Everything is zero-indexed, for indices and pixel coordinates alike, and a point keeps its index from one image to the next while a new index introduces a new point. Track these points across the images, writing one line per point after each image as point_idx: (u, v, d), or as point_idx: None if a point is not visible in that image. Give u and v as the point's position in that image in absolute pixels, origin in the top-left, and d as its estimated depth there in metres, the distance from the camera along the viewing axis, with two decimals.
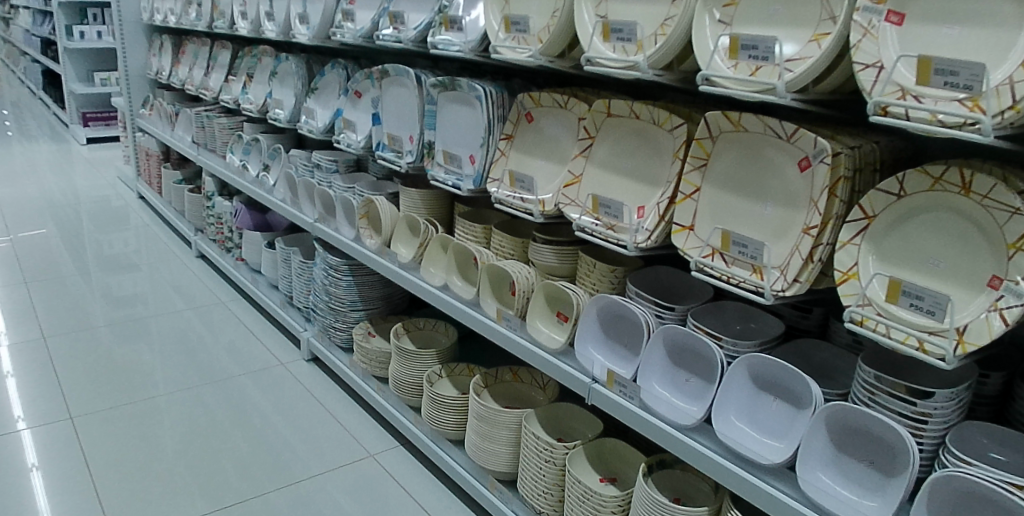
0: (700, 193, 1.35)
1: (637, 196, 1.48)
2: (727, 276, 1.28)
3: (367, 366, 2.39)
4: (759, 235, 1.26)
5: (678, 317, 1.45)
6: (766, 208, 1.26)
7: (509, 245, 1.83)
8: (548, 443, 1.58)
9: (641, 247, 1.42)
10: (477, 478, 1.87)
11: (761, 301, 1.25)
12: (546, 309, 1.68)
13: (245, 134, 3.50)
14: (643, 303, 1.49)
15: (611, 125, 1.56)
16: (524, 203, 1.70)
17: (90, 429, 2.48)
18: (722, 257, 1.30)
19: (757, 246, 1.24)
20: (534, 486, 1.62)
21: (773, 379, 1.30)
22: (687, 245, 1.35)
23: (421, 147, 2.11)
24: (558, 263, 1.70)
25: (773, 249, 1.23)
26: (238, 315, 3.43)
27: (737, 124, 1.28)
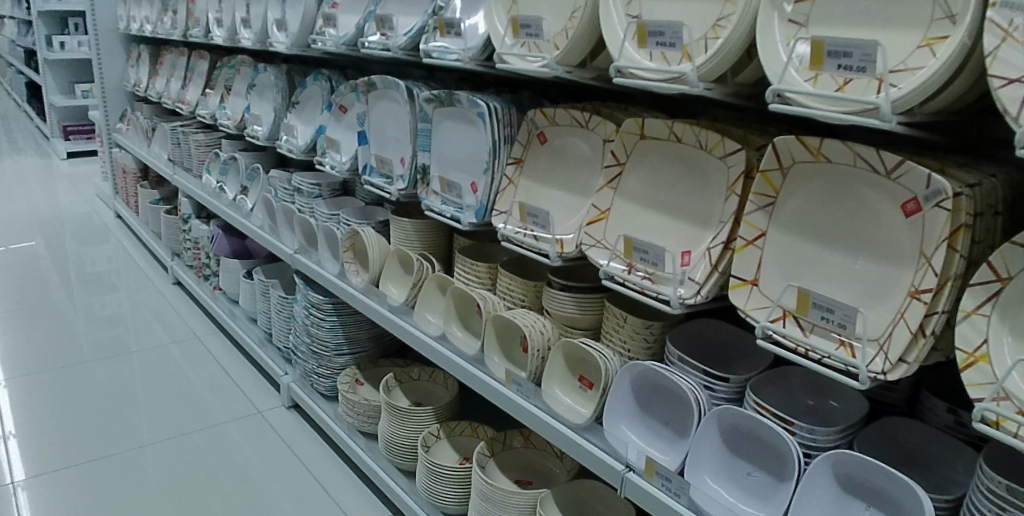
0: (765, 238, 1.05)
1: (681, 238, 1.20)
2: (803, 350, 0.98)
3: (353, 421, 2.16)
4: (846, 296, 0.96)
5: (734, 390, 1.16)
6: (857, 261, 0.96)
7: (519, 289, 1.56)
8: None
9: (687, 304, 1.14)
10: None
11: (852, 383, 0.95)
12: (567, 372, 1.40)
13: (223, 152, 3.30)
14: (688, 372, 1.20)
15: (646, 149, 1.27)
16: (539, 242, 1.41)
17: (75, 487, 2.19)
18: (796, 324, 1.00)
19: (847, 312, 0.94)
20: None
21: (867, 482, 1.00)
22: (749, 305, 1.05)
23: (414, 171, 1.82)
24: (579, 315, 1.42)
25: (868, 316, 0.93)
26: (214, 352, 3.14)
27: (816, 153, 0.97)
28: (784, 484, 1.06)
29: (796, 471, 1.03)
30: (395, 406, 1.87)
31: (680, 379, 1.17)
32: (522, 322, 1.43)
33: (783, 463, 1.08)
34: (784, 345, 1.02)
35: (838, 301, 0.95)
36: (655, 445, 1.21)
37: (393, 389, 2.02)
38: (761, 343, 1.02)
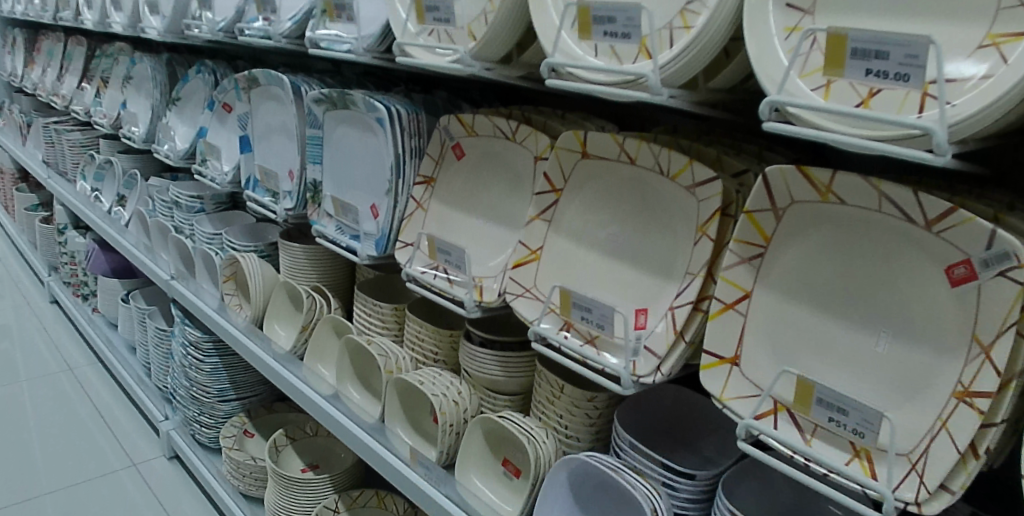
0: (750, 302, 0.74)
1: (635, 292, 0.91)
2: (802, 460, 0.68)
3: (238, 484, 1.78)
4: (866, 391, 0.66)
5: (701, 489, 0.86)
6: (880, 345, 0.66)
7: (430, 340, 1.25)
8: None
9: (643, 384, 0.86)
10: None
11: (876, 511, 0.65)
12: (489, 453, 1.09)
13: (100, 154, 2.85)
14: (644, 467, 0.89)
15: (590, 172, 0.97)
16: (452, 287, 1.10)
17: None
18: (791, 423, 0.70)
19: (868, 419, 0.63)
20: None
21: None
22: (727, 391, 0.75)
23: (304, 187, 1.49)
24: (506, 378, 1.12)
25: (898, 424, 0.63)
26: (86, 388, 2.68)
27: (824, 192, 0.67)
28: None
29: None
30: (283, 475, 1.51)
31: (633, 479, 0.85)
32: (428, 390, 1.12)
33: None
34: (775, 451, 0.71)
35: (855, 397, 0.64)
36: None
37: (283, 449, 1.66)
38: (742, 447, 0.71)
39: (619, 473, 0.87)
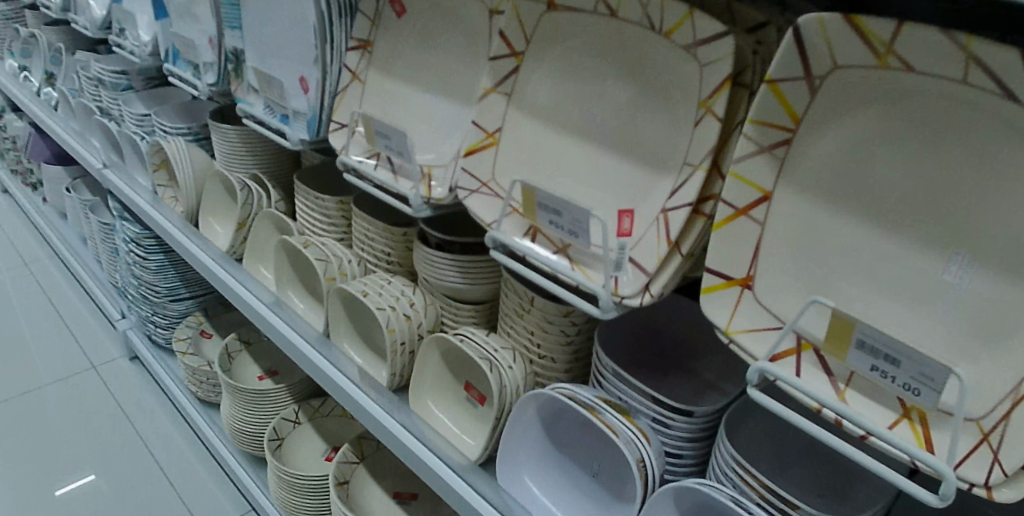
0: (769, 206, 0.54)
1: (616, 188, 0.71)
2: (832, 416, 0.51)
3: (197, 390, 1.67)
4: (924, 332, 0.48)
5: (697, 427, 0.70)
6: (950, 272, 0.47)
7: (378, 241, 1.05)
8: None
9: (625, 305, 0.66)
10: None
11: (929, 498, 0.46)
12: (449, 375, 0.92)
13: (23, 27, 2.51)
14: (630, 400, 0.73)
15: (559, 28, 0.73)
16: (395, 181, 0.89)
17: None
18: (818, 367, 0.53)
19: (931, 374, 0.45)
20: None
21: None
22: (733, 321, 0.56)
23: (225, 58, 1.24)
24: (468, 286, 0.92)
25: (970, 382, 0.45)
26: (43, 285, 2.52)
27: (884, 52, 0.45)
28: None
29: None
30: (238, 387, 1.37)
31: (615, 419, 0.68)
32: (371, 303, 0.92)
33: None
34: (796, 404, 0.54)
35: (913, 342, 0.46)
36: None
37: (237, 356, 1.53)
38: (753, 398, 0.54)
39: (600, 410, 0.69)
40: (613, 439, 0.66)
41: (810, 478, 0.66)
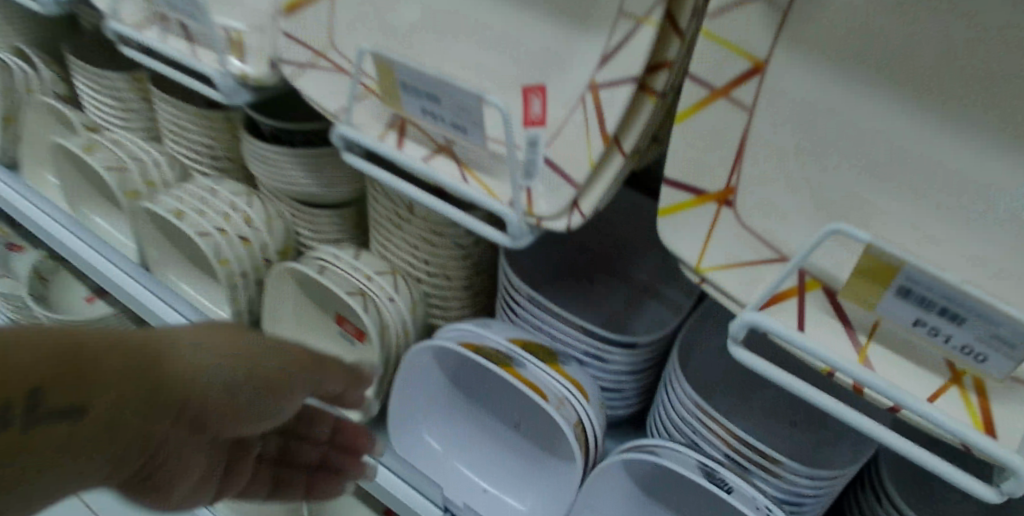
0: (762, 81, 0.36)
1: (520, 55, 0.49)
2: (849, 381, 0.36)
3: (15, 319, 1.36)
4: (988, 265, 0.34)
5: (637, 359, 0.56)
6: None
7: (196, 133, 0.78)
8: None
9: (536, 227, 0.46)
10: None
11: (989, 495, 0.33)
12: (315, 307, 0.71)
13: None
14: (553, 333, 0.57)
15: None
16: (192, 52, 0.62)
17: None
18: (829, 315, 0.37)
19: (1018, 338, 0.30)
20: None
21: None
22: (706, 255, 0.39)
23: None
24: (326, 191, 0.68)
25: None
26: None
27: None
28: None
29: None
30: (59, 321, 1.10)
31: (539, 372, 0.52)
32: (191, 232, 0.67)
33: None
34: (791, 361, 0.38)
35: (989, 293, 0.30)
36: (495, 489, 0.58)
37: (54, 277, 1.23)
38: (737, 359, 0.38)
39: (519, 361, 0.52)
40: (538, 405, 0.49)
41: (773, 404, 0.55)
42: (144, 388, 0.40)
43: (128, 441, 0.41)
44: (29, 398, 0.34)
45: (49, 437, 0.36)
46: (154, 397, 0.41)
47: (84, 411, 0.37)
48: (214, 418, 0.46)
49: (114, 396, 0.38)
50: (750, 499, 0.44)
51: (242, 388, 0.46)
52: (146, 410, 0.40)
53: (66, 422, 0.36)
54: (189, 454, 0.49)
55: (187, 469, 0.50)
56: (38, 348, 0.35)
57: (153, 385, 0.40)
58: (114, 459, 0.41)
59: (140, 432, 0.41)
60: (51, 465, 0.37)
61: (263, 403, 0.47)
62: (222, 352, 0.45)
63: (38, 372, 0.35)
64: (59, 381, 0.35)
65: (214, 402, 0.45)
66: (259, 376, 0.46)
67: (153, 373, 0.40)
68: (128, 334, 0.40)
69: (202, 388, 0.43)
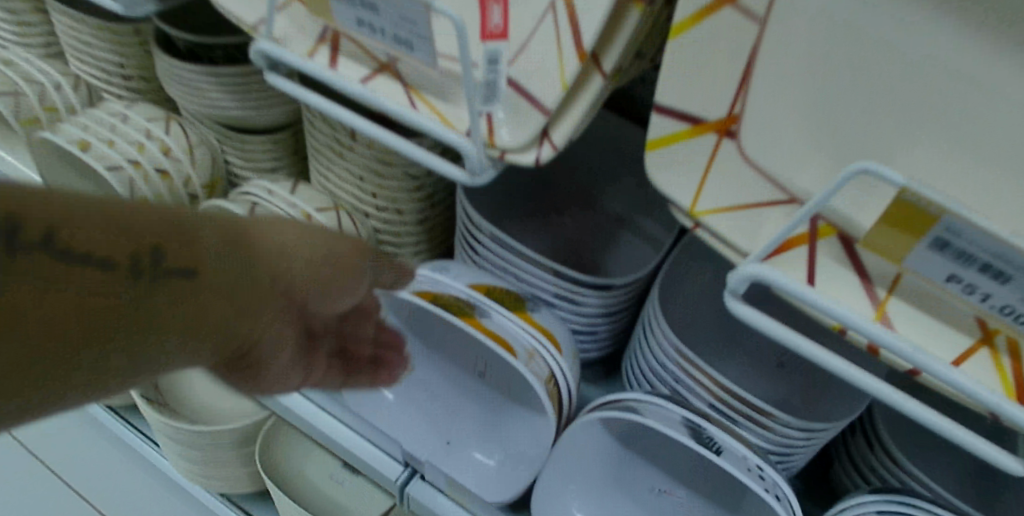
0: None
1: None
2: (863, 341, 0.31)
3: None
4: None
5: (615, 301, 0.51)
6: None
7: (101, 49, 0.67)
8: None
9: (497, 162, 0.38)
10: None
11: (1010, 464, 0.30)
12: None
13: None
14: (519, 273, 0.50)
15: None
16: None
17: None
18: (842, 265, 0.32)
19: None
20: None
21: None
22: (701, 196, 0.33)
23: None
24: (253, 115, 0.59)
25: None
26: None
27: None
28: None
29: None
30: None
31: (507, 321, 0.46)
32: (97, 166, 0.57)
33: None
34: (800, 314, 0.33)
35: None
36: (460, 441, 0.53)
37: None
38: (736, 315, 0.33)
39: (483, 309, 0.46)
40: (506, 361, 0.44)
41: (756, 344, 0.52)
42: (240, 255, 0.30)
43: (230, 326, 0.31)
44: (132, 257, 0.25)
45: (152, 306, 0.26)
46: (249, 274, 0.31)
47: (194, 275, 0.27)
48: (306, 305, 0.36)
49: (213, 262, 0.28)
50: (741, 459, 0.40)
51: (333, 266, 0.36)
52: (241, 290, 0.30)
53: (169, 288, 0.26)
54: (278, 353, 0.37)
55: (275, 358, 0.37)
56: (110, 204, 0.25)
57: (248, 257, 0.31)
58: (209, 353, 0.31)
59: (237, 320, 0.31)
60: (146, 369, 0.26)
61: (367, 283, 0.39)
62: (308, 237, 0.35)
63: (149, 230, 0.26)
64: (158, 239, 0.26)
65: (309, 285, 0.35)
66: (350, 252, 0.37)
67: (249, 250, 0.31)
68: (198, 213, 0.29)
69: (299, 265, 0.34)
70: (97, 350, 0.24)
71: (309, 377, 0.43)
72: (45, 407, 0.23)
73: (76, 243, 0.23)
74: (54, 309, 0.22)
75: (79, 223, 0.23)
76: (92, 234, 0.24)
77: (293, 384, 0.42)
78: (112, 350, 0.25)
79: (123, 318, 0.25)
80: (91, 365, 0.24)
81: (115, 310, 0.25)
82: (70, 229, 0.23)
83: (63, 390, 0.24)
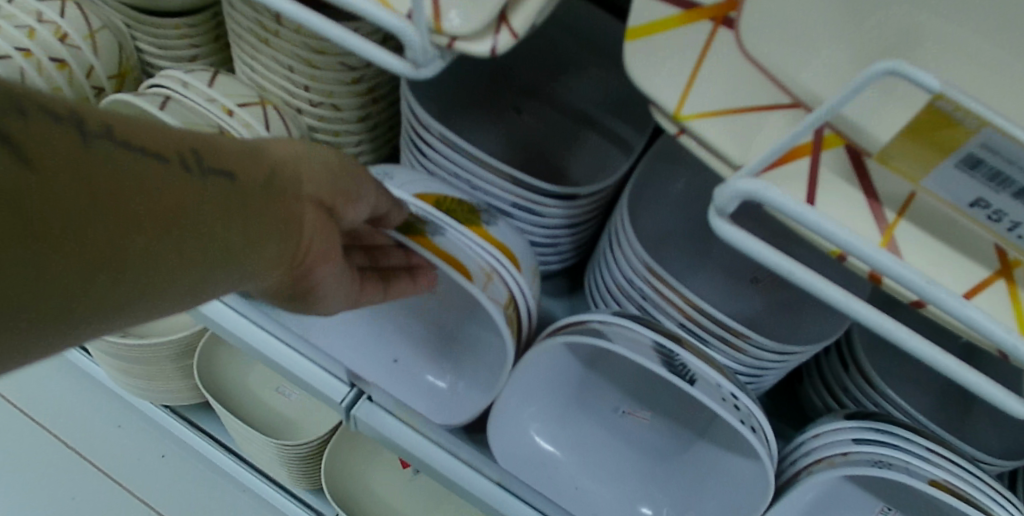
0: None
1: None
2: (864, 269, 0.27)
3: None
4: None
5: (579, 212, 0.46)
6: None
7: None
8: (267, 441, 0.67)
9: (444, 50, 0.31)
10: (113, 427, 0.96)
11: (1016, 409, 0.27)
12: None
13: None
14: (473, 180, 0.44)
15: None
16: None
17: None
18: (847, 183, 0.27)
19: None
20: (273, 470, 0.76)
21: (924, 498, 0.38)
22: (688, 97, 0.27)
23: None
24: None
25: None
26: None
27: None
28: (734, 458, 0.40)
29: (776, 457, 0.41)
30: None
31: (461, 239, 0.40)
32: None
33: (733, 444, 0.40)
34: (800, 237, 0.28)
35: None
36: (411, 361, 0.49)
37: None
38: (723, 238, 0.28)
39: (437, 225, 0.40)
40: (462, 287, 0.38)
41: (728, 257, 0.49)
42: (268, 168, 0.30)
43: (279, 237, 0.30)
44: (175, 157, 0.25)
45: (206, 205, 0.25)
46: (279, 186, 0.30)
47: (235, 181, 0.27)
48: (339, 221, 0.34)
49: (249, 169, 0.28)
50: (714, 387, 0.37)
51: (350, 176, 0.34)
52: (279, 198, 0.30)
53: (218, 192, 0.26)
54: (325, 269, 0.35)
55: (323, 276, 0.35)
56: (156, 122, 0.26)
57: (275, 171, 0.30)
58: (263, 269, 0.29)
59: (282, 232, 0.30)
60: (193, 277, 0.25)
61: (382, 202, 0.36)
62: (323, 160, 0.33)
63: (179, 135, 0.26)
64: (199, 143, 0.26)
65: (336, 198, 0.33)
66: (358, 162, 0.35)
67: (271, 162, 0.30)
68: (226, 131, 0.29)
69: (319, 179, 0.32)
70: (164, 244, 0.24)
71: (354, 295, 0.39)
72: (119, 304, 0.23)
73: (128, 141, 0.24)
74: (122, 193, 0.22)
75: (127, 127, 0.24)
76: (142, 138, 0.24)
77: (339, 297, 0.38)
78: (176, 246, 0.24)
79: (180, 213, 0.24)
80: (159, 262, 0.24)
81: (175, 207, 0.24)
82: (115, 126, 0.23)
83: (131, 287, 0.23)
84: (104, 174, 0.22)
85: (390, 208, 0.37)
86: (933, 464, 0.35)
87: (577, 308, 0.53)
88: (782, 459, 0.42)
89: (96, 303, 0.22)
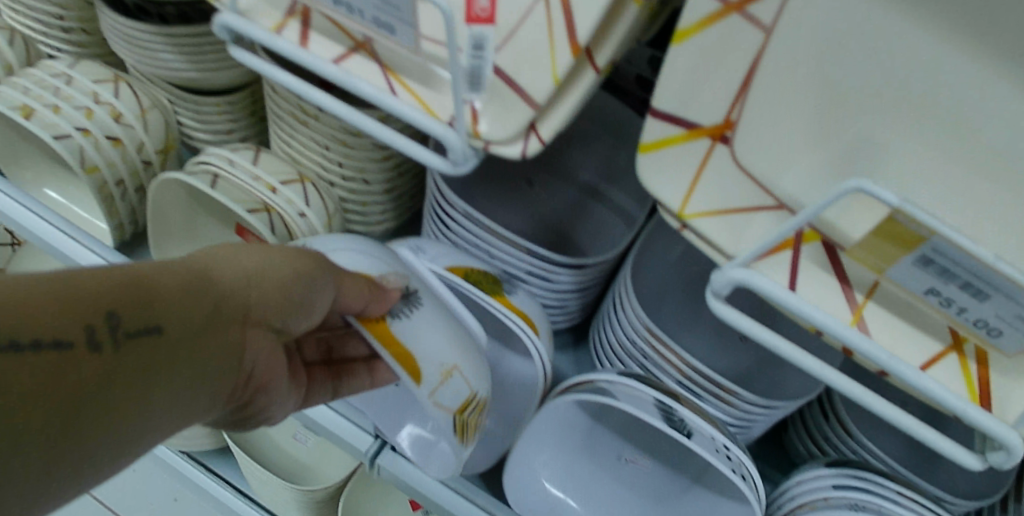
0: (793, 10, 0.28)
1: None
2: (839, 344, 0.32)
3: None
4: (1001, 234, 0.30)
5: (587, 280, 0.51)
6: None
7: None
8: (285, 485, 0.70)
9: (476, 150, 0.37)
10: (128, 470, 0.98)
11: (970, 462, 0.32)
12: (205, 217, 0.55)
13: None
14: (491, 251, 0.49)
15: None
16: None
17: None
18: (826, 272, 0.33)
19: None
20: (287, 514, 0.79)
21: None
22: (690, 199, 0.33)
23: None
24: (209, 75, 0.54)
25: None
26: None
27: None
28: (729, 504, 0.45)
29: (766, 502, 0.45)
30: None
31: (444, 321, 0.43)
32: (43, 133, 0.49)
33: (728, 490, 0.45)
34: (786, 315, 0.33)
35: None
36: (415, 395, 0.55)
37: None
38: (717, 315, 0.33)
39: (416, 298, 0.42)
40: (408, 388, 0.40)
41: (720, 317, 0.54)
42: (204, 300, 0.34)
43: (218, 364, 0.35)
44: (92, 327, 0.29)
45: (131, 363, 0.30)
46: (218, 316, 0.34)
47: (162, 329, 0.31)
48: (287, 329, 0.39)
49: (179, 312, 0.32)
50: (709, 440, 0.42)
51: (301, 285, 0.38)
52: (215, 326, 0.34)
53: (144, 347, 0.31)
54: (274, 388, 0.44)
55: (273, 388, 0.44)
56: (67, 277, 0.29)
57: (212, 300, 0.34)
58: (215, 386, 0.35)
59: (226, 357, 0.35)
60: (146, 412, 0.31)
61: (351, 292, 0.39)
62: (270, 266, 0.37)
63: (105, 296, 0.30)
64: (118, 302, 0.30)
65: (280, 313, 0.38)
66: (314, 269, 0.38)
67: (207, 289, 0.34)
68: (157, 263, 0.33)
69: (263, 293, 0.37)
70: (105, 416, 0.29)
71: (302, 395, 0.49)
72: (89, 463, 0.29)
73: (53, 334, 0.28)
74: (53, 389, 0.27)
75: (41, 318, 0.27)
76: (53, 320, 0.28)
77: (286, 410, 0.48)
78: (114, 410, 0.29)
79: (107, 385, 0.29)
80: (108, 425, 0.29)
81: (98, 381, 0.29)
82: (31, 316, 0.27)
83: (91, 450, 0.28)
84: (35, 384, 0.26)
85: (370, 300, 0.40)
86: (902, 506, 0.40)
87: (583, 361, 0.57)
88: (770, 503, 0.46)
89: (67, 470, 0.28)
